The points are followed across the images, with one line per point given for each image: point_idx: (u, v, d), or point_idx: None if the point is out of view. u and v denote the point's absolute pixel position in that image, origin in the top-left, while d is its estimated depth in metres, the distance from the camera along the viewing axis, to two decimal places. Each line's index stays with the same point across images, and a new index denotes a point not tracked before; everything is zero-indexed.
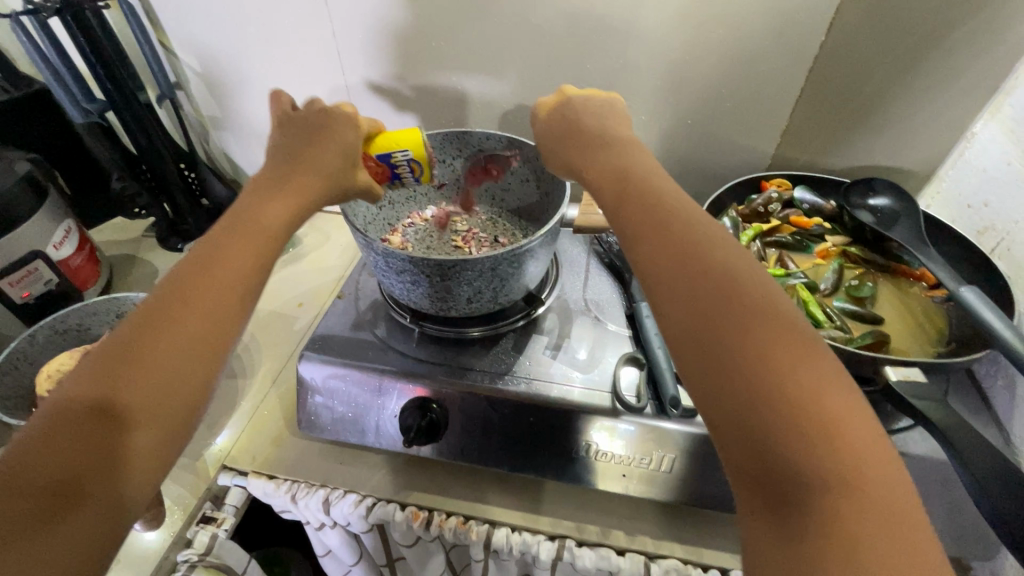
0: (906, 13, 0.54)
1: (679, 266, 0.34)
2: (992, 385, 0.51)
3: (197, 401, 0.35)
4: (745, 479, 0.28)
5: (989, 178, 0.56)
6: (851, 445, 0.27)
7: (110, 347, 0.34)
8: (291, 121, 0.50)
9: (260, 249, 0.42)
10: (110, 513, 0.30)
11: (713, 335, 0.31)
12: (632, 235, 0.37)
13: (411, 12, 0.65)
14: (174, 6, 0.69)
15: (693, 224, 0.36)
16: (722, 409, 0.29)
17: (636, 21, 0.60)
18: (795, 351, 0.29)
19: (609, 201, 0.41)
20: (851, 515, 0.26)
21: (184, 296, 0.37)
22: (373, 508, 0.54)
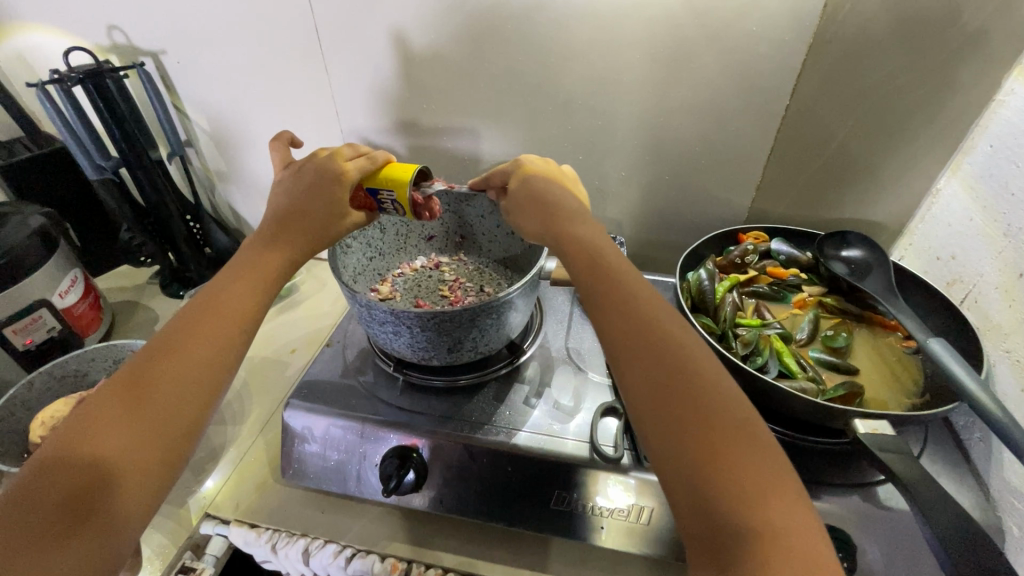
0: (862, 81, 0.58)
1: (639, 343, 0.38)
2: (969, 438, 0.51)
3: (197, 425, 0.38)
4: (688, 525, 0.32)
5: (955, 232, 0.58)
6: (766, 488, 0.31)
7: (121, 378, 0.37)
8: (294, 174, 0.53)
9: (265, 285, 0.46)
10: (114, 530, 0.33)
11: (659, 396, 0.35)
12: (592, 302, 0.42)
13: (404, 79, 0.70)
14: (190, 73, 0.74)
15: (650, 301, 0.40)
16: (665, 461, 0.33)
17: (611, 87, 0.65)
18: (724, 410, 0.34)
19: (575, 269, 0.44)
20: (769, 551, 0.29)
21: (191, 330, 0.40)
22: (351, 560, 0.53)
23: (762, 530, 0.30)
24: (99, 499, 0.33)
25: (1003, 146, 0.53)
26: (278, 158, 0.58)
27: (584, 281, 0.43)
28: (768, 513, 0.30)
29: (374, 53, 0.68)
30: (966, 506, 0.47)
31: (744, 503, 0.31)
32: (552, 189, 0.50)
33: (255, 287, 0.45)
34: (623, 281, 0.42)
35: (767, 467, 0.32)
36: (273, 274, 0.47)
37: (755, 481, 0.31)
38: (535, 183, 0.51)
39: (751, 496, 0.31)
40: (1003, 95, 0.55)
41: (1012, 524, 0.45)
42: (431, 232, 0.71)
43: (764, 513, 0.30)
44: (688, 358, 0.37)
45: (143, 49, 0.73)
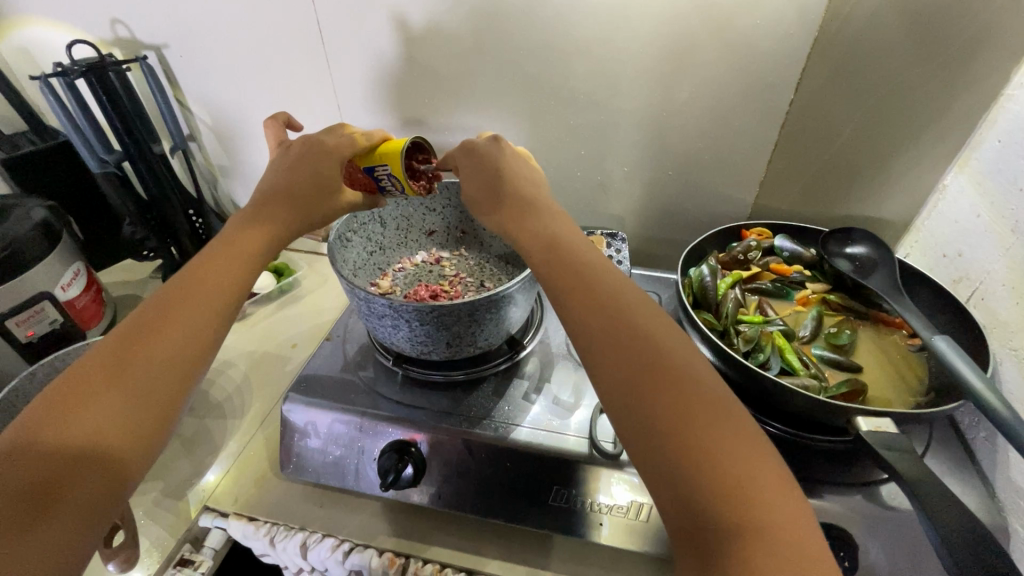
0: (869, 75, 0.57)
1: (610, 334, 0.36)
2: (975, 438, 0.50)
3: (180, 400, 0.38)
4: (673, 524, 0.30)
5: (962, 229, 0.57)
6: (752, 483, 0.29)
7: (99, 354, 0.37)
8: (281, 153, 0.53)
9: (246, 268, 0.45)
10: (92, 508, 0.32)
11: (632, 391, 0.34)
12: (561, 296, 0.40)
13: (406, 73, 0.70)
14: (192, 67, 0.74)
15: (617, 292, 0.39)
16: (645, 459, 0.32)
17: (614, 81, 0.64)
18: (699, 399, 0.33)
19: (541, 265, 0.43)
20: (755, 546, 0.27)
21: (172, 304, 0.40)
22: (349, 554, 0.53)
23: (747, 523, 0.28)
24: (75, 476, 0.32)
25: (1011, 141, 0.52)
26: (273, 137, 0.59)
27: (550, 277, 0.41)
28: (752, 506, 0.29)
29: (375, 47, 0.68)
30: (973, 508, 0.46)
31: (730, 500, 0.29)
32: (510, 166, 0.50)
33: (239, 262, 0.45)
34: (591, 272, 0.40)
35: (747, 456, 0.30)
36: (258, 250, 0.46)
37: (737, 475, 0.29)
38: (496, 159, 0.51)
39: (734, 490, 0.29)
40: (1011, 90, 0.53)
41: (1019, 525, 0.44)
42: (432, 227, 0.71)
43: (748, 506, 0.29)
44: (656, 347, 0.35)
45: (146, 43, 0.73)
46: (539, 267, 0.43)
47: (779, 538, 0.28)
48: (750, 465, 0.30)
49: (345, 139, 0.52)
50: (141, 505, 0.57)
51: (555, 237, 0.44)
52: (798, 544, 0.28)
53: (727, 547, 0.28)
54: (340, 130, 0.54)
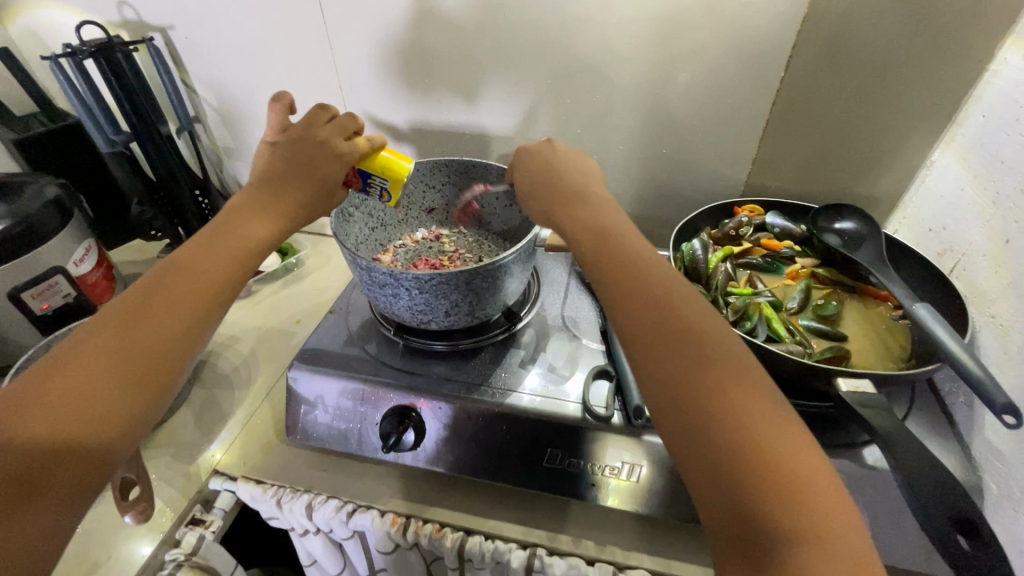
0: (857, 52, 0.58)
1: (659, 325, 0.38)
2: (954, 402, 0.52)
3: (168, 388, 0.40)
4: (719, 525, 0.32)
5: (947, 203, 0.59)
6: (808, 490, 0.31)
7: (94, 333, 0.38)
8: (292, 142, 0.53)
9: (245, 258, 0.47)
10: (81, 484, 0.34)
11: (685, 392, 0.35)
12: (613, 294, 0.41)
13: (405, 54, 0.71)
14: (197, 49, 0.76)
15: (673, 288, 0.40)
16: (694, 459, 0.33)
17: (609, 60, 0.66)
18: (754, 401, 0.34)
19: (593, 263, 0.44)
20: (812, 553, 0.29)
21: (168, 288, 0.42)
22: (352, 515, 0.56)
23: (796, 528, 0.30)
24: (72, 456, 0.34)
25: (994, 115, 0.53)
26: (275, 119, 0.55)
27: (604, 277, 0.42)
28: (802, 512, 0.30)
29: (375, 28, 0.69)
30: (952, 468, 0.48)
31: (786, 506, 0.31)
32: (557, 162, 0.54)
33: (237, 252, 0.46)
34: (642, 268, 0.42)
35: (802, 463, 0.32)
36: (257, 243, 0.48)
37: (790, 481, 0.31)
38: (541, 157, 0.55)
39: (787, 496, 0.31)
40: (996, 66, 0.55)
41: (991, 484, 0.46)
42: (431, 205, 0.72)
43: (800, 512, 0.30)
44: (710, 348, 0.36)
45: (152, 25, 0.75)
46: (588, 265, 0.44)
47: (827, 542, 0.30)
48: (805, 472, 0.32)
49: (351, 142, 0.53)
50: (154, 468, 0.60)
51: (607, 235, 0.45)
52: (847, 553, 0.30)
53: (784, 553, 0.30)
54: (352, 128, 0.55)
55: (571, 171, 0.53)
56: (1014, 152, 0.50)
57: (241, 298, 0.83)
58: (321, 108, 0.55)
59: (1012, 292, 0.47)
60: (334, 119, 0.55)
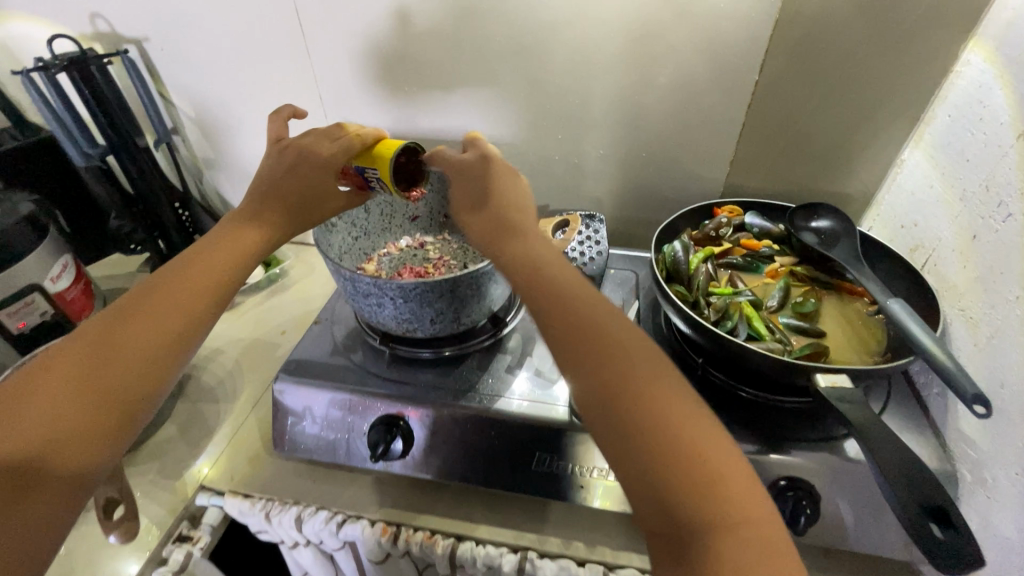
0: (827, 54, 0.60)
1: (576, 331, 0.38)
2: (929, 394, 0.53)
3: (145, 401, 0.39)
4: (651, 525, 0.33)
5: (917, 200, 0.60)
6: (725, 479, 0.33)
7: (88, 334, 0.39)
8: (278, 154, 0.53)
9: (237, 260, 0.47)
10: (68, 485, 0.34)
11: (608, 404, 0.35)
12: (539, 311, 0.40)
13: (383, 62, 0.71)
14: (172, 60, 0.75)
15: (585, 294, 0.41)
16: (624, 468, 0.34)
17: (586, 65, 0.66)
18: (672, 405, 0.35)
19: (518, 280, 0.43)
20: (728, 541, 0.31)
21: (149, 301, 0.42)
22: (343, 525, 0.56)
23: (722, 521, 0.31)
24: (64, 451, 0.34)
25: (959, 114, 0.55)
26: (275, 131, 0.57)
27: (530, 294, 0.41)
28: (726, 506, 0.32)
29: (353, 36, 0.70)
30: (924, 458, 0.49)
31: (706, 499, 0.32)
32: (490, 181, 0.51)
33: (222, 265, 0.46)
34: (557, 276, 0.42)
35: (723, 459, 0.33)
36: (243, 257, 0.48)
37: (714, 480, 0.32)
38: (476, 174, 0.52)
39: (712, 491, 0.32)
40: (960, 67, 0.56)
41: (965, 471, 0.48)
42: (415, 212, 0.72)
43: (725, 509, 0.32)
44: (628, 358, 0.37)
45: (126, 37, 0.74)
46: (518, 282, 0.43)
47: (752, 531, 0.31)
48: (727, 467, 0.33)
49: (339, 142, 0.52)
50: (139, 486, 0.59)
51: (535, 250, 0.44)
52: (766, 543, 0.31)
53: (701, 544, 0.31)
54: (338, 133, 0.53)
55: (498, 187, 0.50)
56: (979, 150, 0.52)
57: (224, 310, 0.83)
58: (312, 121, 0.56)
59: (980, 287, 0.49)
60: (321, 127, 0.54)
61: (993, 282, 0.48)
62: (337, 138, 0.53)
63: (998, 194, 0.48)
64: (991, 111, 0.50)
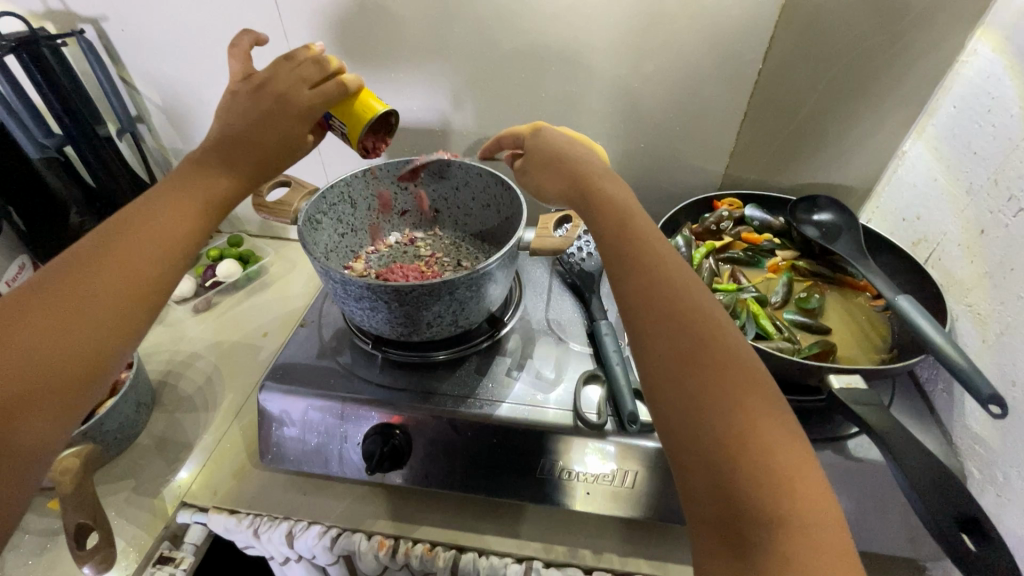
0: (832, 43, 0.58)
1: (657, 297, 0.34)
2: (934, 389, 0.53)
3: (113, 359, 0.35)
4: (704, 517, 0.29)
5: (920, 193, 0.60)
6: (804, 480, 0.28)
7: (48, 279, 0.35)
8: (248, 94, 0.47)
9: (208, 205, 0.43)
10: (34, 446, 0.31)
11: (685, 374, 0.31)
12: (623, 279, 0.36)
13: (368, 47, 0.67)
14: (135, 40, 0.69)
15: (669, 264, 0.36)
16: (687, 448, 0.30)
17: (585, 53, 0.63)
18: (750, 387, 0.30)
19: (607, 245, 0.39)
20: (797, 544, 0.26)
21: (112, 250, 0.37)
22: (337, 539, 0.53)
23: (791, 519, 0.27)
24: (29, 406, 0.31)
25: (965, 106, 0.55)
26: (237, 68, 0.50)
27: (613, 261, 0.38)
28: (796, 504, 0.27)
29: (335, 18, 0.65)
30: (935, 452, 0.49)
31: (777, 496, 0.27)
32: (570, 147, 0.49)
33: (193, 207, 0.42)
34: (643, 243, 0.38)
35: (799, 459, 0.29)
36: (213, 203, 0.43)
37: (787, 476, 0.28)
38: (553, 143, 0.50)
39: (780, 485, 0.27)
40: (966, 57, 0.56)
41: (973, 468, 0.48)
42: (404, 207, 0.69)
43: (796, 504, 0.27)
44: (719, 337, 0.33)
45: (81, 16, 0.68)
46: (604, 248, 0.39)
47: (824, 538, 0.27)
48: (802, 468, 0.28)
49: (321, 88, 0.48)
50: (113, 506, 0.55)
51: (627, 215, 0.40)
52: (839, 551, 0.26)
53: (766, 543, 0.26)
54: (318, 77, 0.48)
55: (579, 150, 0.49)
56: (987, 142, 0.51)
57: (200, 311, 0.78)
58: (286, 60, 0.49)
59: (988, 282, 0.49)
60: (296, 68, 0.48)
61: (1003, 277, 0.47)
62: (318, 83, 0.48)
63: (1007, 187, 0.47)
64: (1000, 103, 0.50)
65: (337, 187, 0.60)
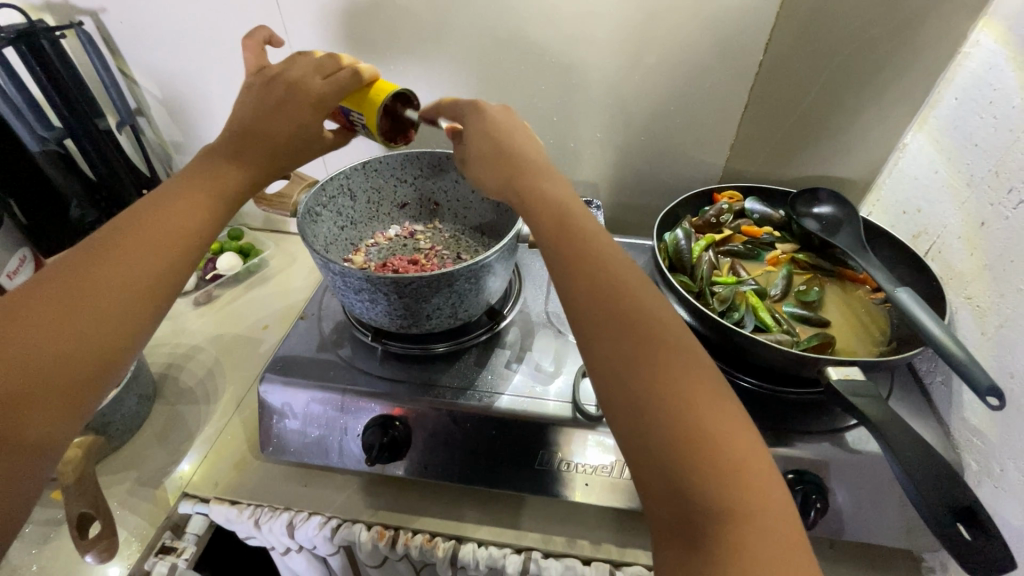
0: (833, 34, 0.57)
1: (598, 297, 0.34)
2: (932, 381, 0.54)
3: (122, 352, 0.35)
4: (658, 512, 0.29)
5: (920, 186, 0.60)
6: (751, 472, 0.28)
7: (57, 272, 0.35)
8: (261, 83, 0.47)
9: (217, 197, 0.43)
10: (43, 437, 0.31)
11: (630, 376, 0.31)
12: (565, 278, 0.36)
13: (368, 39, 0.66)
14: (132, 30, 0.69)
15: (605, 259, 0.36)
16: (637, 446, 0.30)
17: (584, 44, 0.63)
18: (697, 382, 0.31)
19: (545, 242, 0.38)
20: (745, 535, 0.27)
21: (119, 243, 0.37)
22: (338, 529, 0.53)
23: (739, 512, 0.27)
24: (37, 398, 0.31)
25: (967, 97, 0.54)
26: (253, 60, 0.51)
27: (553, 259, 0.37)
28: (746, 495, 0.28)
29: (333, 9, 0.64)
30: (933, 443, 0.49)
31: (726, 489, 0.28)
32: (506, 129, 0.46)
33: (201, 200, 0.42)
34: (581, 238, 0.37)
35: (746, 450, 0.29)
36: (222, 196, 0.43)
37: (735, 468, 0.28)
38: (488, 123, 0.46)
39: (728, 477, 0.28)
40: (969, 48, 0.55)
41: (970, 460, 0.48)
42: (403, 200, 0.69)
43: (744, 496, 0.27)
44: (657, 331, 0.32)
45: (80, 7, 0.68)
46: (543, 247, 0.39)
47: (772, 529, 0.27)
48: (750, 459, 0.29)
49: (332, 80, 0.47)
50: (115, 496, 0.56)
51: (566, 210, 0.40)
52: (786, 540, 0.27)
53: (717, 536, 0.27)
54: (331, 68, 0.48)
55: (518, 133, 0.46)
56: (988, 134, 0.51)
57: (201, 304, 0.78)
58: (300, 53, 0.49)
59: (988, 274, 0.49)
60: (310, 60, 0.48)
61: (1003, 269, 0.47)
62: (330, 73, 0.47)
63: (1008, 179, 0.47)
64: (1002, 94, 0.50)
65: (334, 180, 0.60)
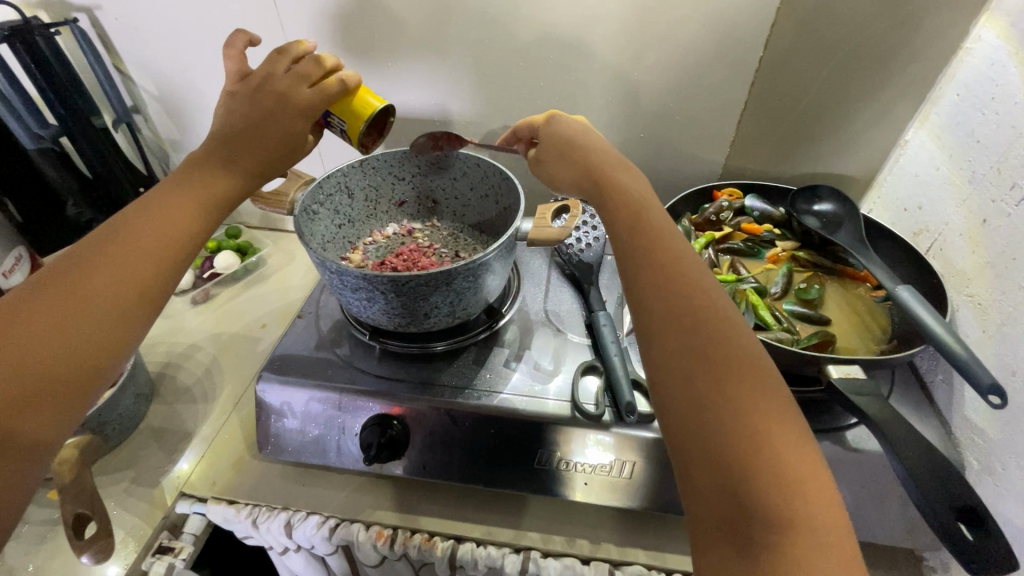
0: (835, 29, 0.57)
1: (669, 295, 0.34)
2: (933, 379, 0.53)
3: (110, 361, 0.35)
4: (704, 512, 0.28)
5: (922, 182, 0.60)
6: (808, 478, 0.28)
7: (45, 280, 0.35)
8: (247, 89, 0.45)
9: (209, 203, 0.42)
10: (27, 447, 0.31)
11: (694, 374, 0.31)
12: (638, 276, 0.36)
13: (365, 35, 0.66)
14: (128, 27, 0.68)
15: (678, 261, 0.36)
16: (692, 445, 0.30)
17: (582, 41, 0.62)
18: (758, 384, 0.30)
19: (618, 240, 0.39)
20: (802, 540, 0.26)
21: (110, 250, 0.37)
22: (335, 530, 0.53)
23: (794, 517, 0.27)
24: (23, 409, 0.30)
25: (968, 93, 0.54)
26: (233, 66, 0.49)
27: (628, 255, 0.38)
28: (804, 500, 0.27)
29: (330, 5, 0.64)
30: (934, 442, 0.49)
31: (783, 493, 0.27)
32: (587, 141, 0.49)
33: (193, 206, 0.41)
34: (659, 240, 0.38)
35: (802, 455, 0.29)
36: (215, 202, 0.43)
37: (794, 472, 0.28)
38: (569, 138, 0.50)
39: (784, 480, 0.28)
40: (971, 44, 0.55)
41: (972, 458, 0.48)
42: (401, 197, 0.68)
43: (802, 501, 0.27)
44: (725, 332, 0.32)
45: (75, 4, 0.67)
46: (618, 244, 0.39)
47: (826, 537, 0.27)
48: (806, 465, 0.28)
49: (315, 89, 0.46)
50: (112, 496, 0.55)
51: (642, 212, 0.41)
52: (841, 549, 0.26)
53: (771, 539, 0.26)
54: (314, 75, 0.47)
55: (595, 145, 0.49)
56: (990, 131, 0.50)
57: (198, 303, 0.78)
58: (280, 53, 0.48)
59: (990, 272, 0.49)
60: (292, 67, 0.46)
61: (1005, 267, 0.47)
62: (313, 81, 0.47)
63: (1010, 176, 0.47)
64: (1004, 90, 0.49)
65: (332, 178, 0.59)
